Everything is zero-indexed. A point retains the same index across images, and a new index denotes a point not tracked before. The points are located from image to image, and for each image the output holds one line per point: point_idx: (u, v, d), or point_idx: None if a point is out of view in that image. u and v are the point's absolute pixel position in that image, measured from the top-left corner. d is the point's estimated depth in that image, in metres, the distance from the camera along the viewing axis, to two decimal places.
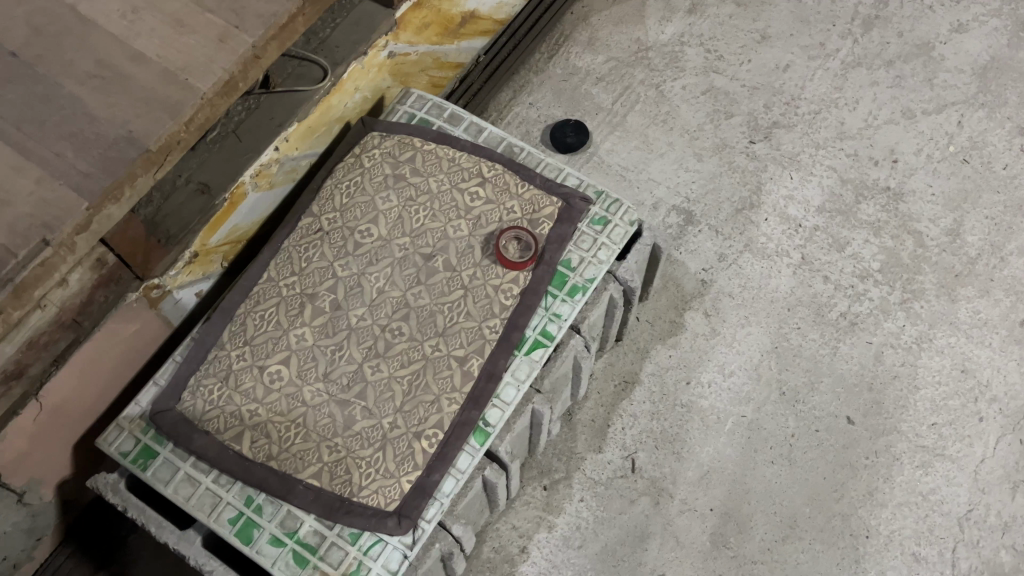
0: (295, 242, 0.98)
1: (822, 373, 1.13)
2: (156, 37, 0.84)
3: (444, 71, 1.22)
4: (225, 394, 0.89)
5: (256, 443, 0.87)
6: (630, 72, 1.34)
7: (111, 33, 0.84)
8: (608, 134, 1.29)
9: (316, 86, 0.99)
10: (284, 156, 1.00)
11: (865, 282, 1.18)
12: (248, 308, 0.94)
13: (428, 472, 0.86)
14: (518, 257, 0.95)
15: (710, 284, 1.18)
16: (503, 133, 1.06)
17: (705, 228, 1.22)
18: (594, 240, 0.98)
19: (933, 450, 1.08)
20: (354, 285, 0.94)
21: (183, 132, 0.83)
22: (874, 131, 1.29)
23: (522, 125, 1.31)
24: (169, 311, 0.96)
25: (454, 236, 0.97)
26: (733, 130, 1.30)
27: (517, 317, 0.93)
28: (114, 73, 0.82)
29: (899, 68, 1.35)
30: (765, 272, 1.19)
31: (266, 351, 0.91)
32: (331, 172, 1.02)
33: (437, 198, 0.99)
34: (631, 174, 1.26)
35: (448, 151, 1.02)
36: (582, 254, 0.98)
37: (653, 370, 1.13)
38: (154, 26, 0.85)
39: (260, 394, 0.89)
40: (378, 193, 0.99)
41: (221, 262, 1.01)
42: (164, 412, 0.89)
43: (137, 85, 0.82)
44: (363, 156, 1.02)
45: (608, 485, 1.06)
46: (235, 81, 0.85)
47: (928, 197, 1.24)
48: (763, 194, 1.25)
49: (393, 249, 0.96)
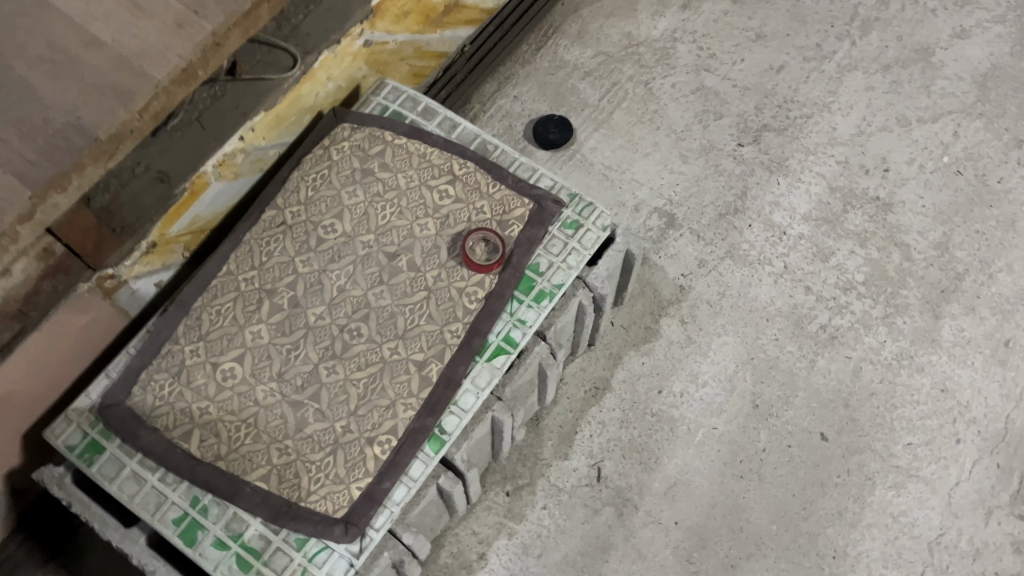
0: (257, 235, 0.95)
1: (798, 388, 1.10)
2: (112, 22, 0.81)
3: (426, 61, 1.18)
4: (176, 390, 0.87)
5: (205, 442, 0.85)
6: (619, 68, 1.30)
7: (65, 12, 0.81)
8: (592, 131, 1.26)
9: (285, 75, 0.95)
10: (250, 145, 0.97)
11: (848, 294, 1.15)
12: (205, 302, 0.92)
13: (379, 479, 0.83)
14: (483, 258, 0.92)
15: (688, 290, 1.16)
16: (477, 129, 1.03)
17: (686, 233, 1.19)
18: (565, 244, 0.95)
19: (907, 471, 1.06)
20: (314, 283, 0.92)
21: (136, 121, 0.79)
22: (866, 138, 1.26)
23: (505, 118, 1.27)
24: (125, 301, 0.93)
25: (420, 235, 0.94)
26: (722, 131, 1.26)
27: (480, 321, 0.90)
28: (66, 57, 0.80)
29: (896, 73, 1.31)
30: (746, 280, 1.16)
31: (220, 347, 0.89)
32: (298, 164, 1.00)
33: (404, 196, 0.96)
34: (614, 174, 1.23)
35: (418, 146, 0.99)
36: (551, 258, 0.95)
37: (624, 377, 1.10)
38: (111, 9, 0.82)
39: (212, 392, 0.87)
40: (344, 188, 0.97)
41: (182, 253, 0.98)
42: (112, 407, 0.86)
43: (89, 71, 0.79)
44: (332, 148, 0.99)
45: (572, 493, 1.04)
46: (193, 69, 0.82)
47: (918, 209, 1.21)
48: (748, 199, 1.21)
49: (356, 247, 0.94)
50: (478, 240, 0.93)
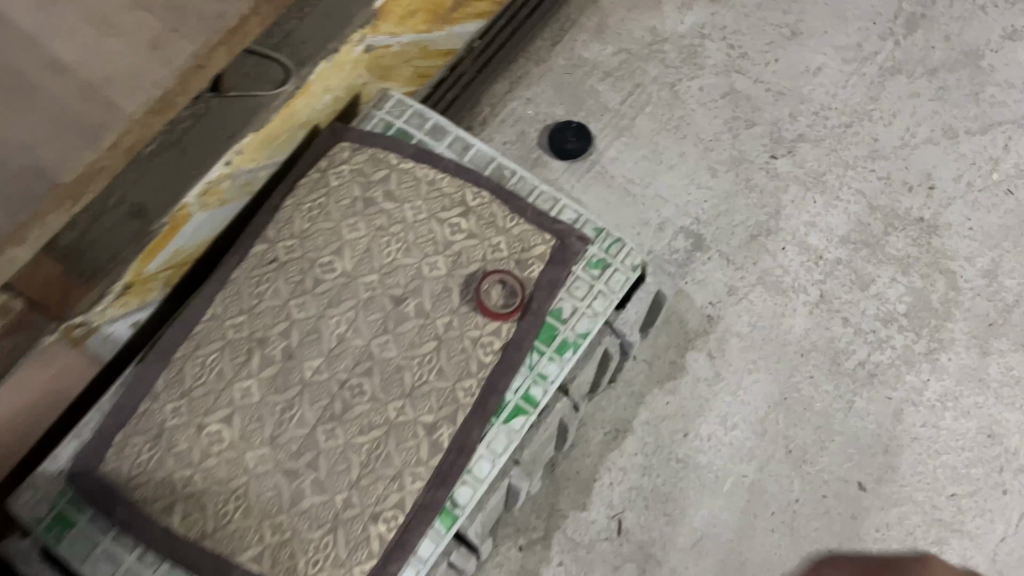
0: (246, 275, 0.85)
1: (834, 432, 1.02)
2: (71, 34, 0.66)
3: (433, 60, 1.06)
4: (157, 455, 0.78)
5: (189, 517, 0.75)
6: (642, 68, 1.19)
7: (15, 22, 0.65)
8: (613, 139, 1.15)
9: (278, 90, 0.85)
10: (237, 169, 0.86)
11: (889, 327, 1.06)
12: (188, 352, 0.82)
13: (384, 565, 0.75)
14: (496, 307, 0.82)
15: (716, 321, 1.06)
16: (493, 151, 0.93)
17: (713, 256, 1.09)
18: (590, 287, 0.86)
19: (950, 526, 0.98)
20: (310, 331, 0.82)
21: (106, 158, 0.67)
22: (910, 151, 1.15)
23: (517, 123, 1.16)
24: (97, 347, 0.83)
25: (429, 276, 0.84)
26: (753, 142, 1.16)
27: (498, 379, 0.81)
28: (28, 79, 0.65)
29: (943, 77, 1.20)
30: (779, 310, 1.07)
31: (205, 406, 0.79)
32: (291, 189, 0.89)
33: (412, 231, 0.86)
34: (636, 189, 1.12)
35: (427, 172, 0.89)
36: (575, 302, 0.85)
37: (647, 419, 1.02)
38: (69, 19, 0.66)
39: (196, 458, 0.77)
40: (343, 220, 0.86)
41: (162, 288, 0.88)
42: (84, 475, 0.77)
43: (48, 99, 0.65)
44: (329, 172, 0.88)
45: (590, 548, 0.96)
46: (171, 96, 0.70)
47: (965, 232, 1.11)
48: (781, 218, 1.11)
49: (358, 289, 0.84)
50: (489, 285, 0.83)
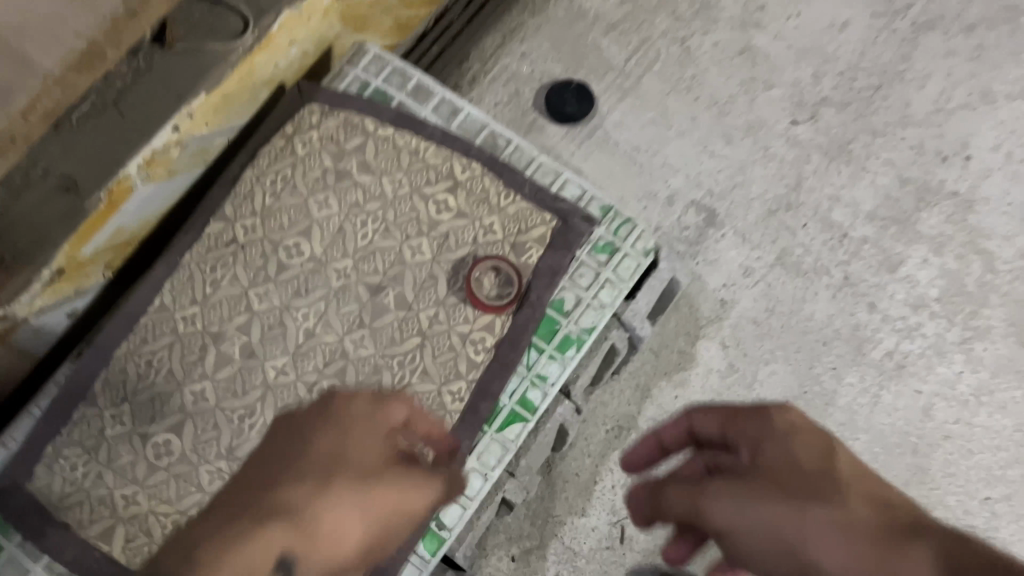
0: (200, 259, 0.73)
1: (858, 430, 0.92)
2: None
3: (415, 9, 0.93)
4: (94, 470, 0.67)
5: (131, 543, 0.65)
6: (650, 21, 1.07)
7: None
8: (617, 100, 1.03)
9: (234, 44, 0.72)
10: (188, 136, 0.74)
11: (919, 313, 0.96)
12: (130, 349, 0.70)
13: None
14: (490, 292, 0.72)
15: (730, 306, 0.96)
16: (484, 116, 0.81)
17: (727, 233, 0.99)
18: (596, 275, 0.75)
19: (983, 533, 0.90)
20: (275, 325, 0.71)
21: (26, 127, 0.59)
22: (945, 117, 1.04)
23: (510, 82, 1.04)
24: (25, 341, 0.72)
25: (412, 261, 0.73)
26: (772, 105, 1.04)
27: (491, 381, 0.70)
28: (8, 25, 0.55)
29: (981, 35, 1.08)
30: (799, 293, 0.97)
31: (151, 412, 0.68)
32: (252, 157, 0.77)
33: (392, 208, 0.75)
34: (643, 156, 1.01)
35: (408, 140, 0.77)
36: (578, 293, 0.75)
37: (654, 415, 0.92)
38: None
39: (141, 474, 0.67)
40: (312, 195, 0.75)
41: (103, 272, 0.76)
42: (8, 493, 0.66)
43: None
44: (295, 139, 0.77)
45: (590, 559, 0.87)
46: (94, 55, 0.60)
47: (1003, 208, 1.01)
48: (803, 191, 1.01)
49: (329, 277, 0.73)
50: (483, 267, 0.73)
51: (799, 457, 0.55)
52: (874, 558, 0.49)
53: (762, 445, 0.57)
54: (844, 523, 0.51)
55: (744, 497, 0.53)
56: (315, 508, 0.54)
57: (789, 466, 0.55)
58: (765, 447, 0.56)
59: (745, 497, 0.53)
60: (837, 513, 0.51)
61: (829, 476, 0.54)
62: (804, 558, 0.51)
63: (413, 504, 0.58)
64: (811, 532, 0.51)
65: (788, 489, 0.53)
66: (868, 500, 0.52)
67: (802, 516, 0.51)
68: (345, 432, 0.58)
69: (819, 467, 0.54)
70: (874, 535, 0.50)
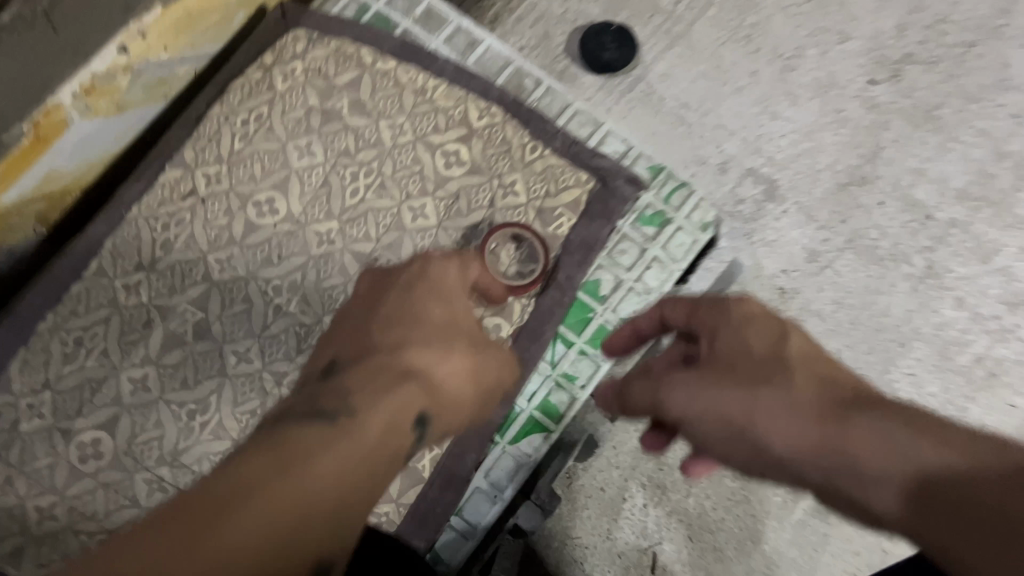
0: (151, 216, 0.59)
1: None
2: None
3: None
4: (3, 475, 0.53)
5: (44, 568, 0.52)
6: None
7: None
8: (664, 48, 0.88)
9: None
10: (139, 61, 0.59)
11: (1016, 313, 0.81)
12: (55, 323, 0.56)
13: None
14: (506, 268, 0.58)
15: (791, 296, 0.81)
16: (509, 51, 0.66)
17: (789, 208, 0.84)
18: (641, 252, 0.61)
19: None
20: (239, 300, 0.57)
21: None
22: None
23: (539, 22, 0.88)
24: None
25: (412, 227, 0.59)
26: (846, 62, 0.88)
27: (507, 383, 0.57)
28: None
29: None
30: (872, 285, 0.82)
31: (78, 404, 0.55)
32: (219, 90, 0.61)
33: (389, 158, 0.60)
34: (692, 116, 0.86)
35: (414, 76, 0.62)
36: (618, 275, 0.60)
37: None
38: None
39: (61, 481, 0.53)
40: (291, 140, 0.61)
41: (34, 228, 0.63)
42: None
43: None
44: (274, 70, 0.62)
45: None
46: None
47: None
48: (880, 163, 0.85)
49: (309, 242, 0.58)
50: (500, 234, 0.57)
51: (746, 340, 0.41)
52: (829, 440, 0.36)
53: (705, 321, 0.43)
54: (793, 413, 0.37)
55: (688, 384, 0.41)
56: (423, 359, 0.42)
57: (732, 348, 0.41)
58: (714, 329, 0.42)
59: (689, 382, 0.41)
60: (792, 395, 0.38)
61: (784, 358, 0.40)
62: (754, 441, 0.39)
63: (501, 366, 0.48)
64: (764, 418, 0.38)
65: (726, 372, 0.40)
66: (827, 378, 0.39)
67: (748, 398, 0.39)
68: (417, 288, 0.46)
69: (770, 351, 0.40)
70: (829, 415, 0.37)
